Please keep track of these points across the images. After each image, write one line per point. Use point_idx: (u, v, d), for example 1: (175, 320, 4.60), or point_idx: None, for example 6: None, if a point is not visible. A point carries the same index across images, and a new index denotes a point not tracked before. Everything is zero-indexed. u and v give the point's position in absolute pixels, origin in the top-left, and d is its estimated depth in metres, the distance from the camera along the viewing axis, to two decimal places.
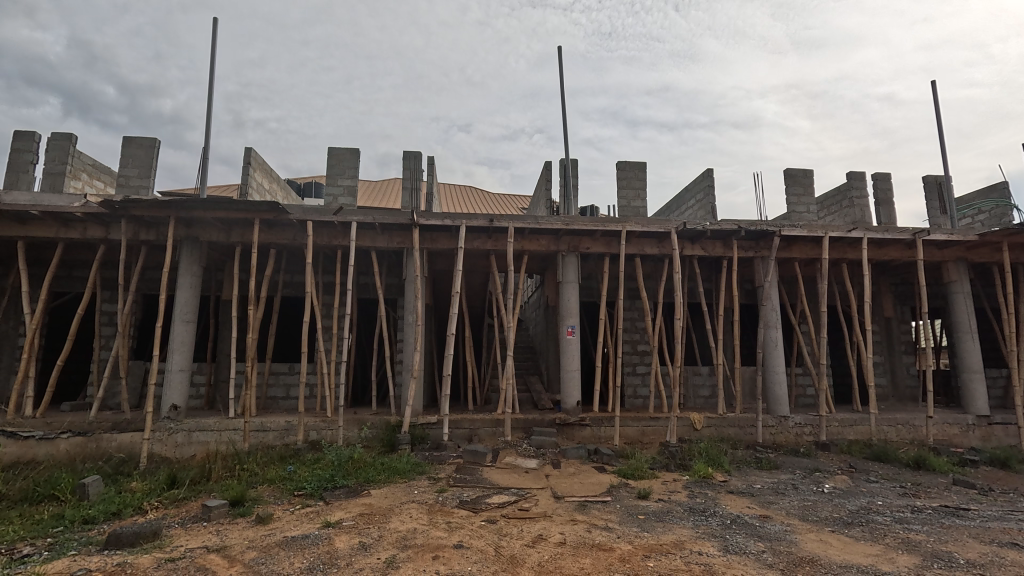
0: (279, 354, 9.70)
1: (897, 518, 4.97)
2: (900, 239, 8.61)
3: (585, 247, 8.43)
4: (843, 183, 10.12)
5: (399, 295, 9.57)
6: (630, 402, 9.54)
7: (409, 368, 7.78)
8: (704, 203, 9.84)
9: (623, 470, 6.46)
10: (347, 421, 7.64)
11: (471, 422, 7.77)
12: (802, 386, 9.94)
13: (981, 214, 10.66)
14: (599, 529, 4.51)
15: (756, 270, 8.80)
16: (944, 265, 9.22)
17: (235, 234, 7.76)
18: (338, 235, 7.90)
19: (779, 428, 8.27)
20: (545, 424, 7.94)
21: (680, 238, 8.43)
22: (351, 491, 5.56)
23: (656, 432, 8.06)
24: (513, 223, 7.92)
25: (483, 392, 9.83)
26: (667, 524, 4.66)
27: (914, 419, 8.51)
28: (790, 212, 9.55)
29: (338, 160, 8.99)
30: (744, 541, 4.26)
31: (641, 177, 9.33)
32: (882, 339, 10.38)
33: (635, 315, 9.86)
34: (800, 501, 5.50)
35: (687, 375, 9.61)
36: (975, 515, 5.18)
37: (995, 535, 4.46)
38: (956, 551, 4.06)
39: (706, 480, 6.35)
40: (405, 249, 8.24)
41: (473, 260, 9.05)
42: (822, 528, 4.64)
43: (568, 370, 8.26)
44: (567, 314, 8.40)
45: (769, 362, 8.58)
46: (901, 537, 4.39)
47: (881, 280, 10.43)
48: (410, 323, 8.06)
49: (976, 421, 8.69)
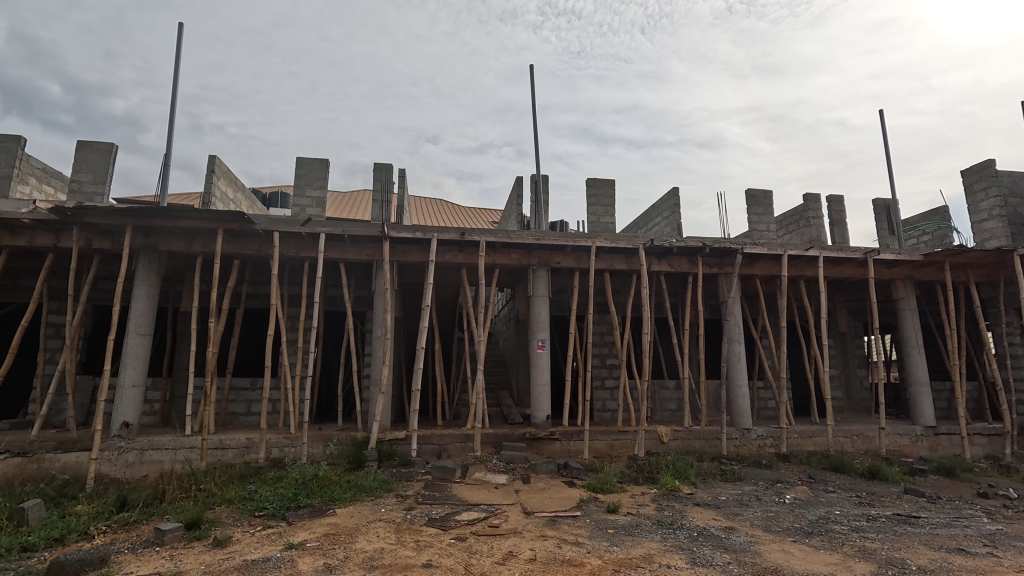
0: (239, 369, 9.40)
1: (854, 527, 5.16)
2: (854, 258, 9.04)
3: (556, 262, 8.52)
4: (801, 204, 10.60)
5: (367, 308, 9.45)
6: (599, 416, 9.64)
7: (378, 383, 7.62)
8: (671, 220, 10.11)
9: (593, 484, 6.50)
10: (312, 438, 7.46)
11: (440, 437, 7.69)
12: (764, 399, 10.28)
13: (925, 236, 11.34)
14: (570, 544, 4.51)
15: (721, 285, 9.07)
16: (893, 283, 9.73)
17: (196, 244, 7.48)
18: (305, 246, 7.74)
19: (743, 440, 8.49)
20: (514, 439, 7.91)
21: (648, 254, 8.63)
22: (315, 510, 5.38)
23: (624, 445, 8.16)
24: (485, 236, 7.91)
25: (453, 407, 9.76)
26: (636, 538, 4.70)
27: (868, 431, 8.86)
28: (752, 231, 9.90)
29: (308, 170, 8.84)
30: (711, 553, 4.34)
31: (611, 194, 9.52)
32: (837, 353, 10.87)
33: (605, 329, 10.03)
34: (763, 513, 5.64)
35: (655, 388, 9.83)
36: (925, 522, 5.43)
37: (943, 542, 4.68)
38: (908, 558, 4.23)
39: (673, 493, 6.44)
40: (375, 262, 8.13)
41: (444, 273, 8.99)
42: (784, 538, 4.77)
43: (538, 384, 8.27)
44: (538, 328, 8.44)
45: (733, 376, 8.80)
46: (857, 545, 4.55)
47: (836, 298, 10.92)
48: (379, 336, 7.89)
49: (924, 431, 9.12)
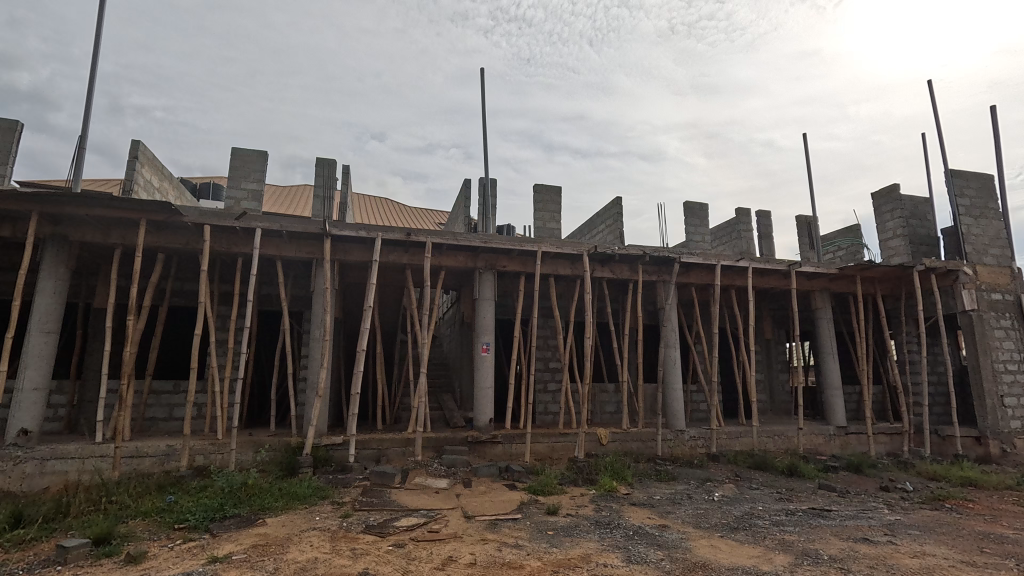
0: (160, 371, 8.75)
1: (775, 521, 5.52)
2: (778, 269, 9.70)
3: (502, 265, 8.56)
4: (733, 217, 11.25)
5: (305, 308, 9.08)
6: (541, 418, 9.76)
7: (315, 386, 7.33)
8: (614, 228, 10.43)
9: (534, 487, 6.55)
10: (241, 444, 7.06)
11: (379, 442, 7.50)
12: (696, 402, 10.80)
13: (840, 251, 12.36)
14: (509, 547, 4.53)
15: (659, 293, 9.45)
16: (812, 294, 10.50)
17: (114, 235, 6.91)
18: (239, 242, 7.34)
19: (676, 440, 8.86)
20: (456, 442, 7.85)
21: (592, 260, 8.85)
22: (243, 521, 5.08)
23: (565, 448, 8.30)
24: (431, 237, 7.82)
25: (394, 411, 9.55)
26: (574, 538, 4.79)
27: (788, 431, 9.50)
28: (689, 241, 10.39)
29: (244, 161, 8.40)
30: (645, 550, 4.50)
31: (557, 200, 9.69)
32: (763, 358, 11.60)
33: (548, 333, 10.18)
34: (694, 510, 5.92)
35: (595, 391, 10.08)
36: (835, 515, 5.89)
37: (851, 532, 5.09)
38: (821, 548, 4.58)
39: (611, 493, 6.61)
40: (315, 260, 7.83)
41: (388, 273, 8.80)
42: (712, 534, 5.02)
43: (482, 387, 8.26)
44: (482, 331, 8.43)
45: (669, 380, 9.17)
46: (777, 538, 4.86)
47: (762, 307, 11.66)
48: (318, 337, 7.59)
49: (836, 431, 9.90)
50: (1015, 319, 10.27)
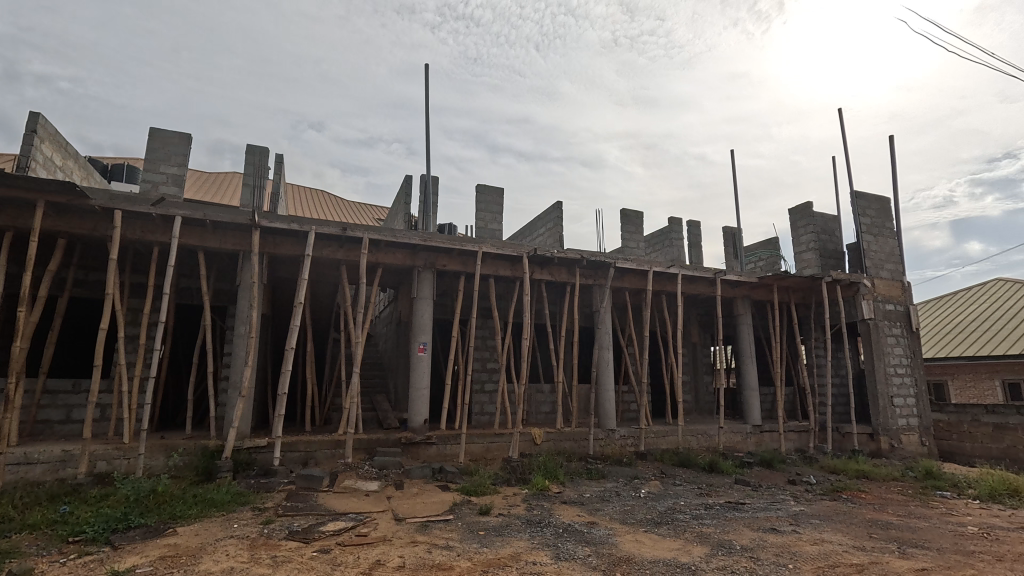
0: (58, 368, 7.93)
1: (694, 515, 5.83)
2: (705, 277, 10.26)
3: (441, 264, 8.47)
4: (666, 226, 11.78)
5: (229, 303, 8.55)
6: (477, 419, 9.75)
7: (238, 385, 6.91)
8: (554, 232, 10.61)
9: (467, 487, 6.54)
10: (152, 448, 6.54)
11: (307, 444, 7.19)
12: (627, 403, 11.21)
13: (760, 262, 13.27)
14: (440, 549, 4.49)
15: (595, 296, 9.72)
16: (735, 301, 11.20)
17: (5, 216, 6.19)
18: (156, 230, 6.80)
19: (607, 440, 9.15)
20: (389, 444, 7.68)
21: (531, 262, 8.96)
22: (151, 531, 4.70)
23: (500, 448, 8.34)
24: (368, 233, 7.60)
25: (324, 412, 9.19)
26: (505, 538, 4.83)
27: (709, 429, 10.07)
28: (625, 247, 10.77)
29: (163, 143, 7.79)
30: (573, 547, 4.61)
31: (499, 201, 9.73)
32: (689, 361, 12.23)
33: (486, 334, 10.20)
34: (621, 506, 6.14)
35: (531, 392, 10.21)
36: (748, 507, 6.31)
37: (761, 523, 5.48)
38: (734, 539, 4.89)
39: (543, 492, 6.72)
40: (242, 252, 7.39)
41: (321, 268, 8.47)
42: (637, 529, 5.23)
43: (417, 387, 8.13)
44: (420, 330, 8.30)
45: (602, 381, 9.45)
46: (696, 531, 5.13)
47: (690, 312, 12.30)
48: (242, 334, 7.17)
49: (752, 429, 10.61)
50: (904, 328, 11.46)
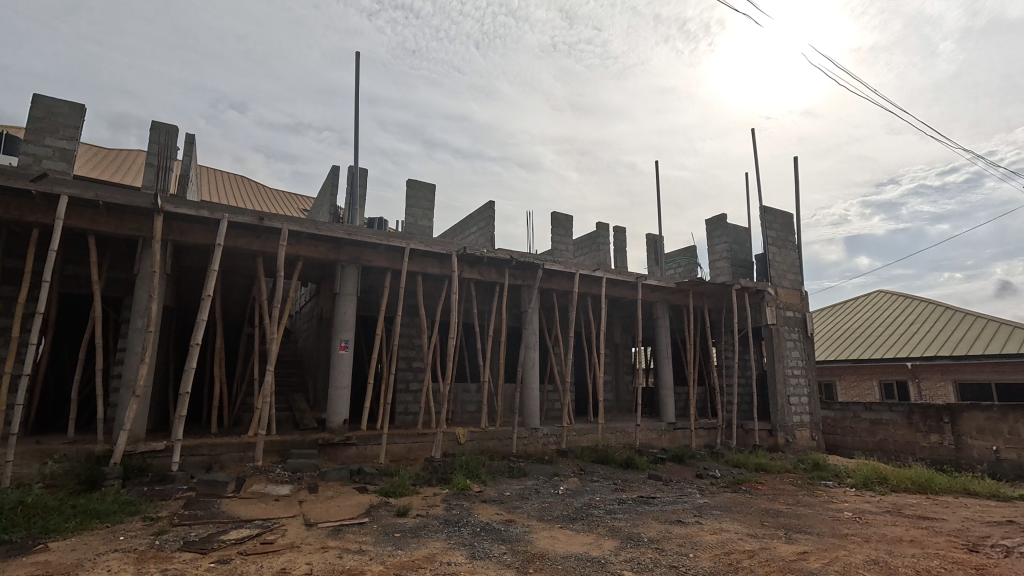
0: None
1: (608, 509, 6.07)
2: (628, 281, 10.70)
3: (367, 260, 8.21)
4: (593, 230, 12.16)
5: (125, 293, 7.79)
6: (400, 419, 9.57)
7: (132, 384, 6.31)
8: (485, 231, 10.63)
9: (385, 489, 6.38)
10: (23, 454, 5.82)
11: (212, 447, 6.71)
12: (552, 401, 11.46)
13: (679, 268, 14.05)
14: (351, 553, 4.35)
15: (523, 297, 9.85)
16: (655, 305, 11.77)
17: None
18: (36, 209, 6.06)
19: (530, 438, 9.30)
20: (304, 445, 7.34)
21: (460, 261, 8.90)
22: (16, 548, 4.18)
23: (422, 448, 8.23)
24: (288, 224, 7.21)
25: (234, 412, 8.63)
26: (421, 539, 4.76)
27: (628, 427, 10.52)
28: (554, 249, 10.99)
29: (50, 112, 6.95)
30: (489, 545, 4.64)
31: (430, 198, 9.59)
32: (611, 361, 12.71)
33: (413, 332, 10.02)
34: (539, 504, 6.26)
35: (457, 391, 10.17)
36: (658, 501, 6.66)
37: (668, 516, 5.80)
38: (642, 532, 5.14)
39: (463, 492, 6.71)
40: (141, 239, 6.75)
41: (235, 259, 7.93)
42: (553, 525, 5.35)
43: (337, 386, 7.82)
44: (342, 328, 7.99)
45: (527, 380, 9.59)
46: (609, 525, 5.34)
47: (613, 314, 12.78)
48: (139, 328, 6.55)
49: (667, 426, 11.21)
50: (801, 333, 12.58)
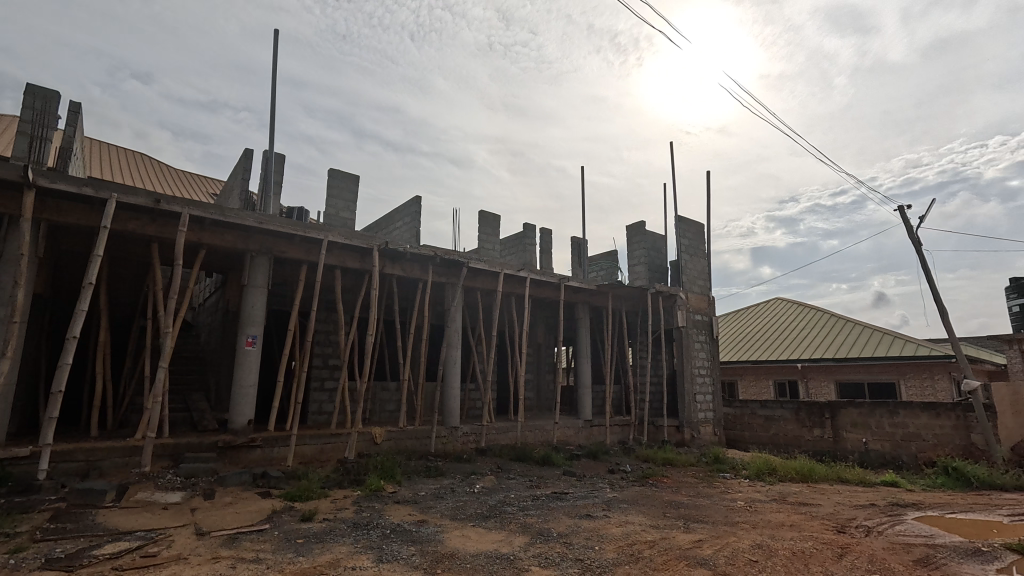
0: None
1: (522, 506, 6.16)
2: (551, 282, 10.92)
3: (280, 251, 7.74)
4: (520, 231, 12.29)
5: None
6: (313, 418, 9.14)
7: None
8: (410, 226, 10.40)
9: (291, 493, 6.05)
10: None
11: (90, 452, 6.03)
12: (473, 400, 11.46)
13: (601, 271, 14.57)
14: (246, 563, 4.07)
15: (447, 294, 9.76)
16: (577, 306, 12.12)
17: None
18: None
19: (449, 437, 9.22)
20: (202, 448, 6.80)
21: (382, 256, 8.65)
22: None
23: (335, 449, 7.90)
24: (190, 209, 6.63)
25: (120, 413, 7.81)
26: (326, 544, 4.56)
27: (546, 425, 10.75)
28: (480, 248, 10.98)
29: None
30: (398, 547, 4.53)
31: (353, 189, 9.23)
32: (533, 360, 12.93)
33: (330, 328, 9.61)
34: (454, 503, 6.22)
35: (375, 389, 9.88)
36: (571, 497, 6.85)
37: (578, 510, 5.99)
38: (553, 527, 5.26)
39: (376, 493, 6.52)
40: (7, 216, 5.92)
41: (126, 244, 7.17)
42: (466, 524, 5.34)
43: (242, 384, 7.31)
44: (249, 322, 7.48)
45: (448, 378, 9.50)
46: (521, 522, 5.41)
47: (537, 314, 13.02)
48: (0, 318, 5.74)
49: (584, 424, 11.58)
50: (708, 336, 13.48)
